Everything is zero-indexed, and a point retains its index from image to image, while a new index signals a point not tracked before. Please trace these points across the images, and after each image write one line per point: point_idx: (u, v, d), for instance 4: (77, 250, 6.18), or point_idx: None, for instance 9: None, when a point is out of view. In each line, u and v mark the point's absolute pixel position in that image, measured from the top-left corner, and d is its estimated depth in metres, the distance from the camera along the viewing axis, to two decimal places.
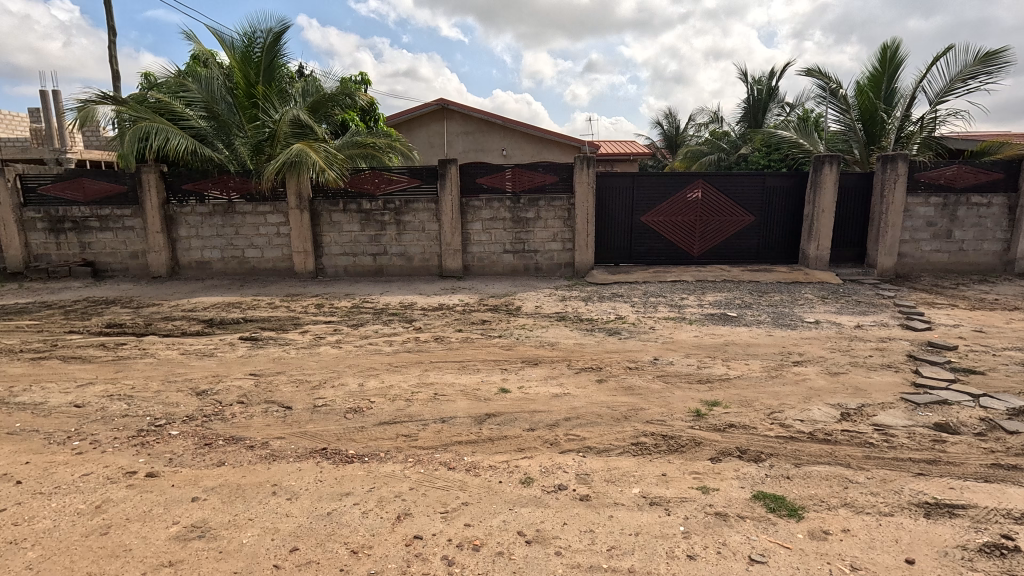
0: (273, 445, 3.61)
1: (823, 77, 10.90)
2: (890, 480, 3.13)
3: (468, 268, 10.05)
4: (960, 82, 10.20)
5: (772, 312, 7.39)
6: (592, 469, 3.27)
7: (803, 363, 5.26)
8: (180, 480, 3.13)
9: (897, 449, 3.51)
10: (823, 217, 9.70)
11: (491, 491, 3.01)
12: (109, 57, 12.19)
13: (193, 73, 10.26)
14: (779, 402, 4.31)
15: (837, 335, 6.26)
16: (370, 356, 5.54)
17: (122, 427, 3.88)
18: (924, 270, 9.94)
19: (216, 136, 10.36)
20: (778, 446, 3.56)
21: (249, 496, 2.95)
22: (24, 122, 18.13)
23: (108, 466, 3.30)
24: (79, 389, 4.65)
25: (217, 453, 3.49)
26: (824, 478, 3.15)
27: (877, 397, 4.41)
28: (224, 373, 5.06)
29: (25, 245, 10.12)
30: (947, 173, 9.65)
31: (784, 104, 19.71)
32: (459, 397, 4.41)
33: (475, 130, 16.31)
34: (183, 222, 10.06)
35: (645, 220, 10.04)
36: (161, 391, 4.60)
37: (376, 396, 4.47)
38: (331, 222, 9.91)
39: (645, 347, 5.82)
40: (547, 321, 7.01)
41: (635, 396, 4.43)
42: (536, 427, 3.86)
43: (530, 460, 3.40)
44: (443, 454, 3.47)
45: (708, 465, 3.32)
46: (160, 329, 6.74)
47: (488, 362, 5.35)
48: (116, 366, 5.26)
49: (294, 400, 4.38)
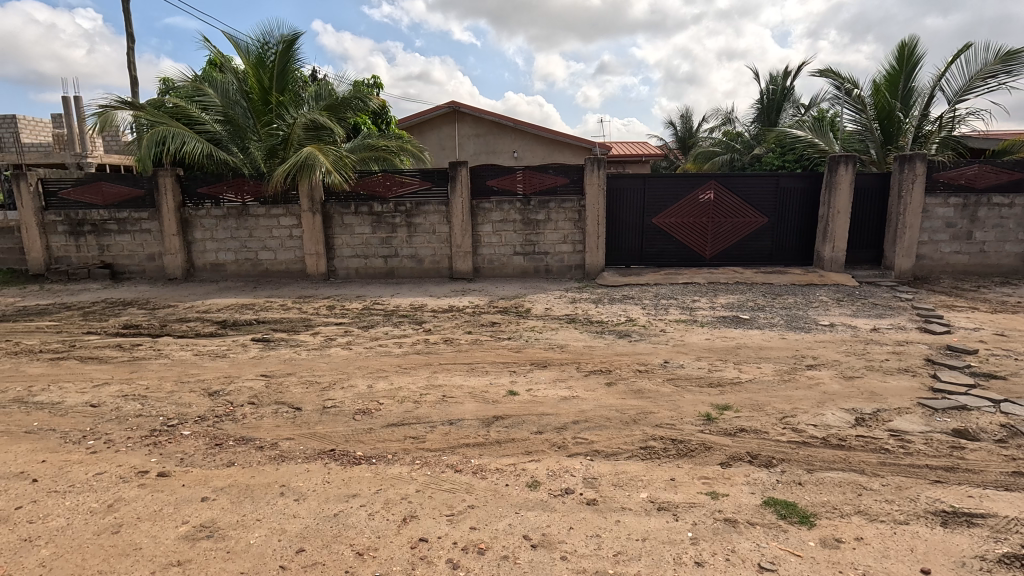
0: (283, 446, 3.64)
1: (838, 76, 10.75)
2: (905, 488, 3.06)
3: (478, 270, 10.06)
4: (980, 81, 10.00)
5: (786, 315, 7.28)
6: (599, 473, 3.24)
7: (816, 367, 5.17)
8: (190, 480, 3.16)
9: (914, 455, 3.44)
10: (838, 218, 9.56)
11: (497, 495, 3.00)
12: (128, 63, 12.43)
13: (209, 78, 10.46)
14: (790, 406, 4.24)
15: (852, 339, 6.15)
16: (380, 358, 5.57)
17: (135, 427, 3.93)
18: (943, 272, 9.75)
19: (231, 139, 10.52)
20: (790, 451, 3.50)
21: (258, 497, 2.98)
22: (46, 127, 18.76)
23: (121, 465, 3.35)
24: (95, 389, 4.72)
25: (228, 454, 3.52)
26: (837, 484, 3.09)
27: (893, 401, 4.32)
28: (236, 373, 5.12)
29: (47, 248, 10.34)
30: (967, 173, 9.47)
31: (799, 104, 19.45)
32: (466, 399, 4.42)
33: (486, 132, 16.35)
34: (198, 225, 10.21)
35: (656, 222, 9.97)
36: (175, 392, 4.66)
37: (385, 397, 4.48)
38: (343, 224, 9.98)
39: (654, 349, 5.78)
40: (557, 323, 6.99)
41: (644, 399, 4.39)
42: (544, 430, 3.84)
43: (537, 463, 3.37)
44: (451, 457, 3.47)
45: (718, 470, 3.28)
46: (175, 330, 6.85)
47: (497, 364, 5.34)
48: (131, 367, 5.34)
49: (304, 401, 4.41)
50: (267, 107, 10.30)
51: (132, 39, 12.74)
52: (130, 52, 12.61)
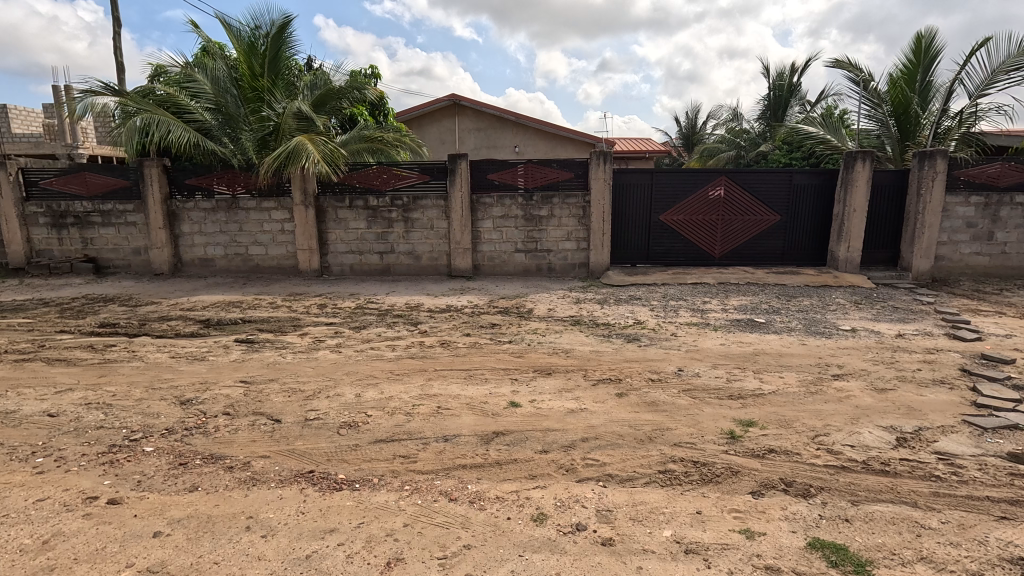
0: (255, 466, 3.23)
1: (853, 69, 10.31)
2: (969, 526, 2.65)
3: (478, 268, 9.65)
4: (1003, 74, 9.54)
5: (804, 318, 6.87)
6: (614, 504, 2.83)
7: (844, 378, 4.76)
8: (144, 510, 2.74)
9: (971, 485, 3.03)
10: (854, 217, 9.13)
11: (498, 531, 2.59)
12: (116, 49, 11.96)
13: (200, 64, 9.98)
14: (822, 423, 3.83)
15: (878, 345, 5.74)
16: (370, 363, 5.14)
17: (93, 442, 3.51)
18: (963, 274, 9.35)
19: (221, 130, 10.07)
20: (829, 477, 3.10)
21: (219, 533, 2.55)
22: (38, 118, 18.73)
23: (67, 490, 2.92)
24: (56, 396, 4.30)
25: (191, 476, 3.10)
26: (890, 521, 2.68)
27: (934, 419, 3.91)
28: (213, 379, 4.69)
29: (27, 241, 9.92)
30: (989, 171, 9.04)
31: (805, 101, 19.03)
32: (464, 412, 4.00)
33: (487, 126, 15.91)
34: (186, 219, 9.79)
35: (664, 219, 9.56)
36: (143, 400, 4.24)
37: (373, 409, 4.06)
38: (337, 219, 9.56)
39: (667, 356, 5.36)
40: (561, 325, 6.57)
41: (660, 413, 3.98)
42: (549, 449, 3.43)
43: (543, 491, 2.96)
44: (444, 482, 3.06)
45: (750, 501, 2.87)
46: (154, 329, 6.43)
47: (497, 371, 4.93)
48: (100, 370, 4.92)
49: (284, 412, 3.99)
50: (257, 95, 9.80)
51: (118, 24, 12.24)
52: (117, 37, 12.13)
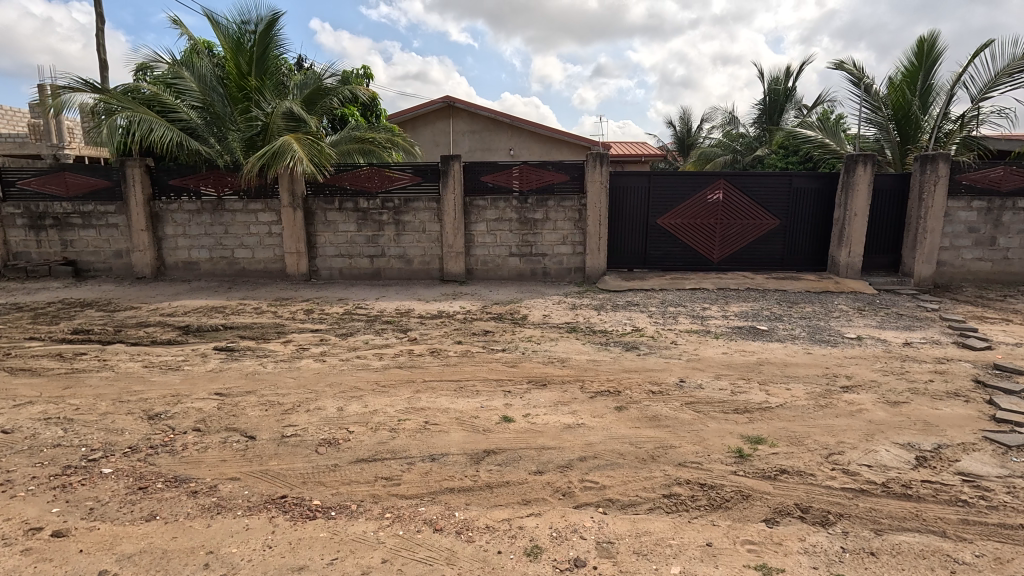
0: (222, 490, 2.94)
1: (853, 72, 10.16)
2: (1007, 561, 2.41)
3: (471, 272, 9.39)
4: (1006, 77, 9.40)
5: (807, 326, 6.62)
6: (616, 535, 2.57)
7: (854, 391, 4.50)
8: (91, 544, 2.46)
9: (1001, 511, 2.79)
10: (855, 222, 8.94)
11: (488, 568, 2.33)
12: (99, 46, 11.65)
13: (186, 62, 9.70)
14: (836, 440, 3.58)
15: (886, 354, 5.51)
16: (355, 374, 4.85)
17: (47, 462, 3.22)
18: (965, 280, 9.17)
19: (207, 129, 9.77)
20: (847, 502, 2.85)
21: (172, 573, 2.27)
22: (24, 118, 18.38)
23: (9, 520, 2.64)
24: (14, 410, 4.00)
25: (150, 502, 2.81)
26: (918, 555, 2.44)
27: (953, 435, 3.67)
28: (186, 392, 4.38)
29: (4, 243, 9.58)
30: (991, 175, 8.87)
31: (801, 106, 18.92)
32: (453, 428, 3.73)
33: (481, 128, 15.68)
34: (169, 221, 9.49)
35: (662, 222, 9.33)
36: (108, 415, 3.94)
37: (355, 424, 3.78)
38: (325, 221, 9.27)
39: (668, 365, 5.11)
40: (557, 333, 6.31)
41: (662, 429, 3.73)
42: (545, 470, 3.17)
43: (537, 519, 2.70)
44: (430, 508, 2.78)
45: (765, 530, 2.62)
46: (129, 336, 6.12)
47: (490, 383, 4.64)
48: (66, 381, 4.61)
49: (260, 428, 3.71)
50: (245, 94, 9.53)
51: (102, 20, 11.94)
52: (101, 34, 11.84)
